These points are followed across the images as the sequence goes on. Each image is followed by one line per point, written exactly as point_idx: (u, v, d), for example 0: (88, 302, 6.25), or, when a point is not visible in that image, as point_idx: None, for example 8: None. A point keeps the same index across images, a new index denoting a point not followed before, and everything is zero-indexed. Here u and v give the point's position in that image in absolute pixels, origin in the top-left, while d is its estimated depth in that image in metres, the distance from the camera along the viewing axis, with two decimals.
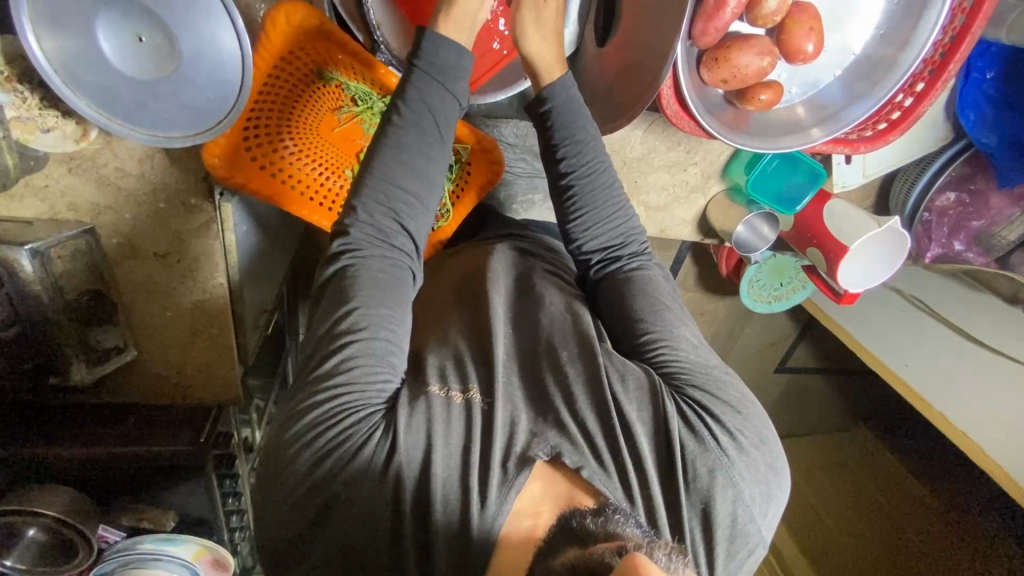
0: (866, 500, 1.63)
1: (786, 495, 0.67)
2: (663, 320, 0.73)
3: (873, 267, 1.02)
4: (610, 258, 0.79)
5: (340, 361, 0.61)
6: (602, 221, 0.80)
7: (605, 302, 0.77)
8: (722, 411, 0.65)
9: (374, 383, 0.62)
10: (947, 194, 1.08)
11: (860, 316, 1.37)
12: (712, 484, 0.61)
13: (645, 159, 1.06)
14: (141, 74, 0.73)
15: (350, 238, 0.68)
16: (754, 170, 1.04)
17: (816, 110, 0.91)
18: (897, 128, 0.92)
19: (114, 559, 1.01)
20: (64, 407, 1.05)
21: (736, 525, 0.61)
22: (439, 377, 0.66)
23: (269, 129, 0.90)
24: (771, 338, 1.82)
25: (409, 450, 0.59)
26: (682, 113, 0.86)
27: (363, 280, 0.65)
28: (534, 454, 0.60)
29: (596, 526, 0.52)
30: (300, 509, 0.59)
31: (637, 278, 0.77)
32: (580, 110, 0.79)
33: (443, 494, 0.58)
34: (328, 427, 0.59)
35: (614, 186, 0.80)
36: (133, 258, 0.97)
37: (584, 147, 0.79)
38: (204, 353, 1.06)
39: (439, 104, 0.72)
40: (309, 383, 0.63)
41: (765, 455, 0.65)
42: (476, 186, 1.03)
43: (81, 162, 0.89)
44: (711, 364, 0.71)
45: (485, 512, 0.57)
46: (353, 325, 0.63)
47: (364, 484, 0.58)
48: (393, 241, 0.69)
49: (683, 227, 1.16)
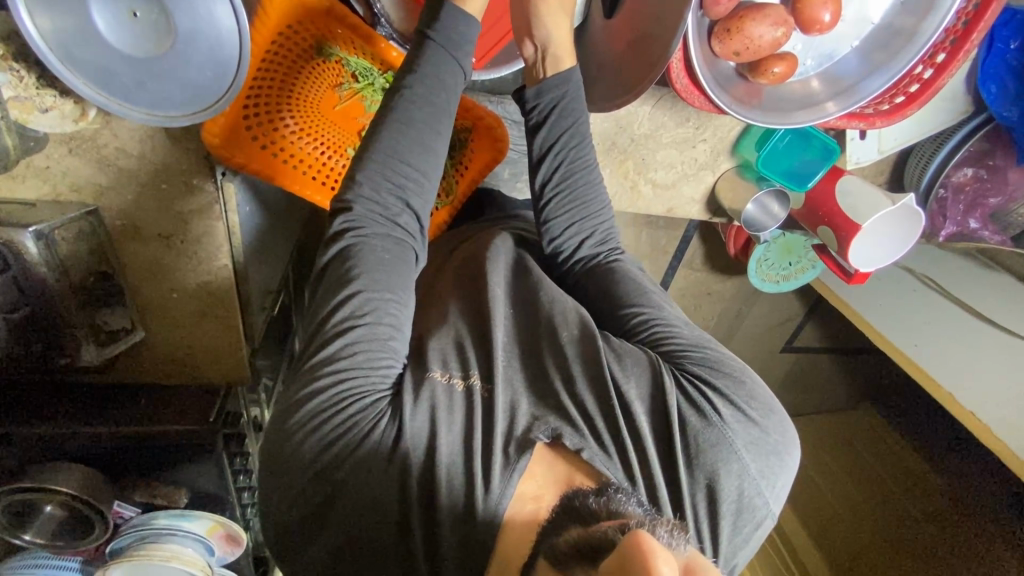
0: (869, 476, 1.65)
1: (794, 467, 0.67)
2: (651, 302, 0.73)
3: (885, 246, 0.99)
4: (591, 254, 0.80)
5: (344, 346, 0.61)
6: (586, 217, 0.80)
7: (592, 298, 0.77)
8: (723, 384, 0.65)
9: (377, 368, 0.62)
10: (964, 170, 1.05)
11: (869, 296, 1.36)
12: (716, 459, 0.61)
13: (654, 136, 1.03)
14: (138, 52, 0.71)
15: (354, 214, 0.67)
16: (765, 147, 1.01)
17: (832, 82, 0.87)
18: (916, 101, 0.89)
19: (131, 535, 1.07)
20: (74, 390, 1.07)
21: (743, 498, 0.61)
22: (439, 363, 0.66)
23: (270, 106, 0.87)
24: (779, 317, 1.81)
25: (414, 433, 0.59)
26: (692, 86, 0.82)
27: (367, 260, 0.64)
28: (534, 437, 0.60)
29: (599, 505, 0.53)
30: (308, 494, 0.60)
31: (619, 273, 0.77)
32: (581, 101, 0.79)
33: (448, 477, 0.58)
34: (334, 413, 0.60)
35: (599, 183, 0.82)
36: (138, 240, 0.97)
37: (579, 142, 0.79)
38: (214, 335, 1.09)
39: (416, 85, 0.70)
40: (308, 368, 0.62)
41: (772, 428, 0.65)
42: (478, 166, 0.99)
43: (81, 142, 0.87)
44: (708, 340, 0.71)
45: (489, 495, 0.57)
46: (355, 311, 0.62)
47: (373, 465, 0.58)
48: (398, 219, 0.69)
49: (692, 206, 1.13)
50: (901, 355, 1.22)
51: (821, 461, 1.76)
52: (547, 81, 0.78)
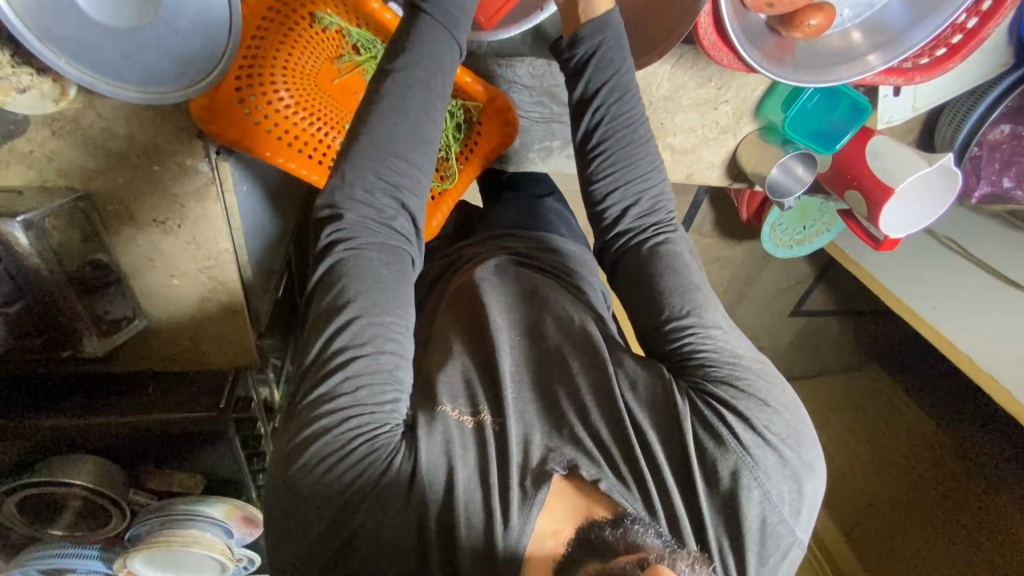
0: (878, 437, 1.66)
1: (822, 490, 0.63)
2: (691, 301, 0.67)
3: (919, 210, 0.94)
4: (635, 226, 0.72)
5: (345, 381, 0.57)
6: (631, 182, 0.72)
7: (628, 278, 0.71)
8: (749, 407, 0.60)
9: (384, 403, 0.58)
10: (1002, 126, 0.99)
11: (892, 264, 1.30)
12: (736, 485, 0.58)
13: (673, 98, 0.96)
14: (119, 23, 0.66)
15: (344, 222, 0.61)
16: (793, 105, 0.95)
17: (872, 34, 0.81)
18: (958, 54, 0.83)
19: (150, 521, 1.06)
20: (74, 381, 1.03)
21: (766, 525, 0.58)
22: (449, 398, 0.63)
23: (263, 75, 0.79)
24: (790, 280, 1.78)
25: (430, 469, 0.57)
26: (721, 43, 0.76)
27: (357, 277, 0.60)
28: (550, 469, 0.58)
29: (616, 537, 0.52)
30: (324, 542, 0.57)
31: (664, 252, 0.70)
32: (623, 50, 0.72)
33: (467, 515, 0.56)
34: (342, 457, 0.56)
35: (649, 144, 0.73)
36: (133, 225, 0.92)
37: (623, 96, 0.71)
38: (218, 321, 1.06)
39: (420, 53, 0.63)
40: (304, 406, 0.58)
41: (798, 452, 0.61)
42: (484, 149, 0.94)
43: (64, 124, 0.81)
44: (741, 352, 0.65)
45: (509, 531, 0.56)
46: (355, 340, 0.58)
47: (391, 507, 0.56)
48: (393, 222, 0.63)
49: (712, 171, 1.07)
50: (916, 317, 1.20)
51: (829, 422, 1.76)
52: (584, 27, 0.71)
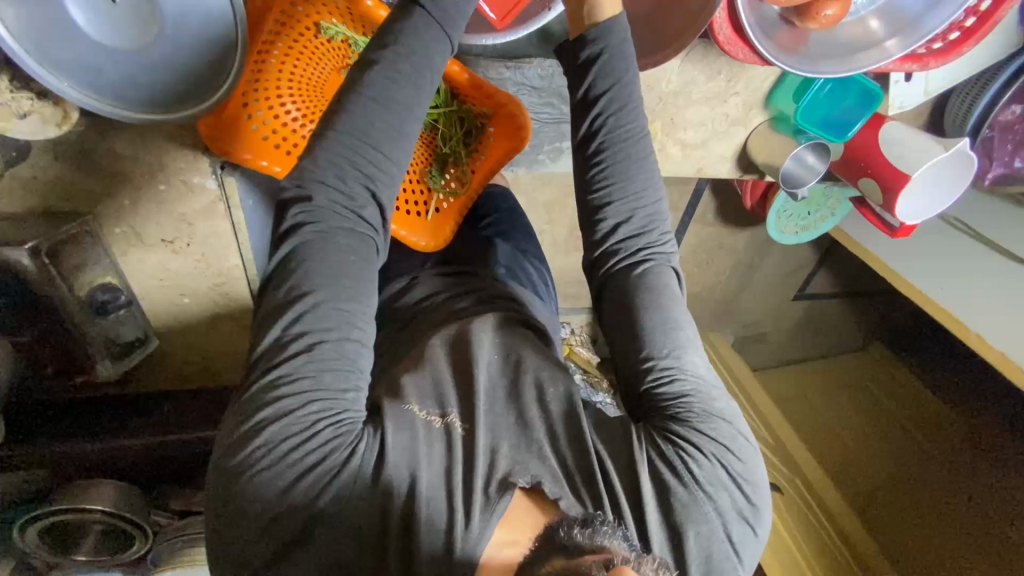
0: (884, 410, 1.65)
1: (765, 532, 0.64)
2: (671, 338, 0.65)
3: (936, 195, 0.94)
4: (625, 246, 0.68)
5: (301, 364, 0.54)
6: (627, 201, 0.67)
7: (613, 300, 0.67)
8: (707, 446, 0.61)
9: (344, 389, 0.55)
10: (1014, 108, 0.98)
11: (901, 249, 1.27)
12: (686, 514, 0.58)
13: (683, 92, 0.95)
14: (121, 44, 0.64)
15: (311, 205, 0.55)
16: (804, 97, 0.94)
17: (890, 20, 0.79)
18: (972, 37, 0.81)
19: (165, 546, 1.02)
20: (84, 406, 1.02)
21: (712, 561, 0.58)
22: (417, 396, 0.61)
23: (268, 88, 0.73)
24: (793, 265, 1.75)
25: (395, 467, 0.55)
26: (736, 38, 0.75)
27: (320, 261, 0.55)
28: (515, 479, 0.56)
29: (583, 538, 0.51)
30: (278, 529, 0.53)
31: (651, 280, 0.66)
32: (629, 58, 0.68)
33: (428, 508, 0.54)
34: (301, 441, 0.53)
35: (649, 162, 0.68)
36: (142, 246, 0.91)
37: (626, 107, 0.67)
38: (229, 337, 1.06)
39: None
40: (252, 394, 0.55)
41: (747, 496, 0.62)
42: (495, 155, 0.92)
43: (67, 147, 0.79)
44: (711, 395, 0.65)
45: (468, 533, 0.53)
46: (312, 321, 0.54)
47: (353, 496, 0.53)
48: (363, 212, 0.58)
49: (722, 164, 1.07)
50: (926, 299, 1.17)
51: (834, 399, 1.74)
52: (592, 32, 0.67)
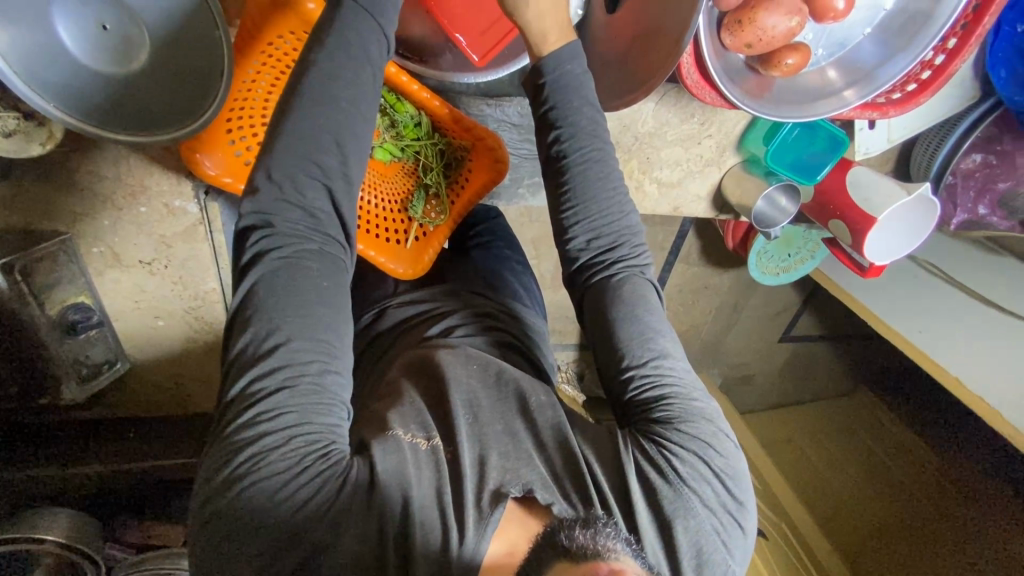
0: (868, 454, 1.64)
1: (755, 529, 0.64)
2: (649, 343, 0.65)
3: (898, 238, 0.97)
4: (598, 260, 0.69)
5: (281, 399, 0.52)
6: (594, 217, 0.68)
7: (590, 312, 0.68)
8: (694, 448, 0.61)
9: (327, 418, 0.53)
10: (973, 156, 1.02)
11: (879, 290, 1.30)
12: (671, 511, 0.58)
13: (658, 134, 0.99)
14: (109, 69, 0.67)
15: (273, 228, 0.56)
16: (773, 141, 0.98)
17: (848, 70, 0.84)
18: (928, 89, 0.86)
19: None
20: (40, 432, 0.98)
21: (701, 552, 0.58)
22: (402, 423, 0.60)
23: (251, 118, 0.78)
24: (776, 307, 1.76)
25: (389, 484, 0.53)
26: (703, 82, 0.79)
27: (289, 289, 0.54)
28: (507, 490, 0.55)
29: (586, 538, 0.51)
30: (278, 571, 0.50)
31: (625, 288, 0.67)
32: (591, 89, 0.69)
33: (423, 526, 0.53)
34: (287, 478, 0.50)
35: (614, 176, 0.69)
36: (118, 267, 0.91)
37: (592, 126, 0.68)
38: (198, 362, 1.05)
39: None
40: (229, 438, 0.52)
41: (734, 490, 0.61)
42: (475, 187, 0.93)
43: (49, 167, 0.80)
44: (694, 398, 0.65)
45: (464, 543, 0.53)
46: (290, 355, 0.53)
47: (348, 522, 0.51)
48: (328, 229, 0.58)
49: (698, 203, 1.10)
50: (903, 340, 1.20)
51: (822, 445, 1.71)
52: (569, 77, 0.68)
